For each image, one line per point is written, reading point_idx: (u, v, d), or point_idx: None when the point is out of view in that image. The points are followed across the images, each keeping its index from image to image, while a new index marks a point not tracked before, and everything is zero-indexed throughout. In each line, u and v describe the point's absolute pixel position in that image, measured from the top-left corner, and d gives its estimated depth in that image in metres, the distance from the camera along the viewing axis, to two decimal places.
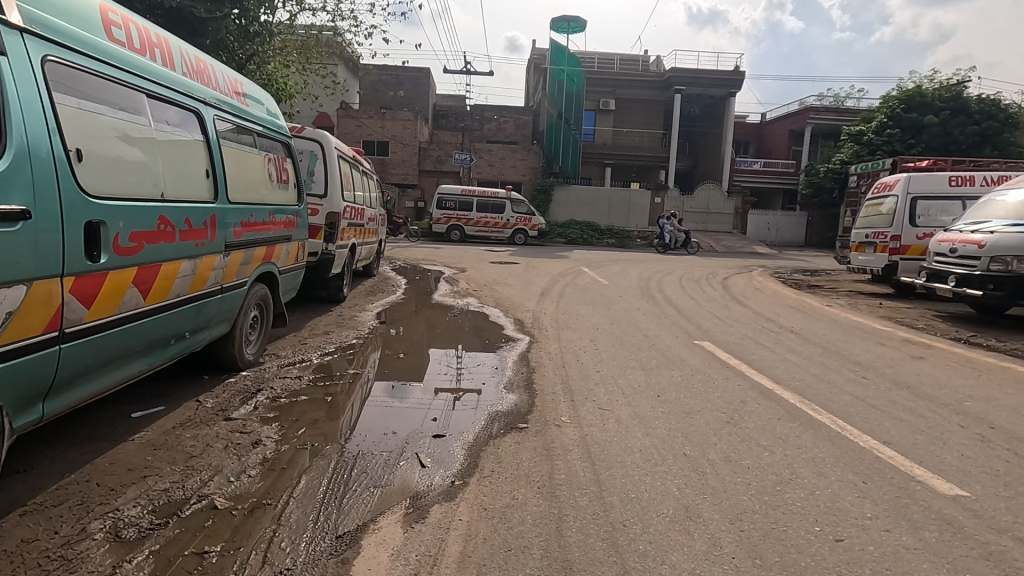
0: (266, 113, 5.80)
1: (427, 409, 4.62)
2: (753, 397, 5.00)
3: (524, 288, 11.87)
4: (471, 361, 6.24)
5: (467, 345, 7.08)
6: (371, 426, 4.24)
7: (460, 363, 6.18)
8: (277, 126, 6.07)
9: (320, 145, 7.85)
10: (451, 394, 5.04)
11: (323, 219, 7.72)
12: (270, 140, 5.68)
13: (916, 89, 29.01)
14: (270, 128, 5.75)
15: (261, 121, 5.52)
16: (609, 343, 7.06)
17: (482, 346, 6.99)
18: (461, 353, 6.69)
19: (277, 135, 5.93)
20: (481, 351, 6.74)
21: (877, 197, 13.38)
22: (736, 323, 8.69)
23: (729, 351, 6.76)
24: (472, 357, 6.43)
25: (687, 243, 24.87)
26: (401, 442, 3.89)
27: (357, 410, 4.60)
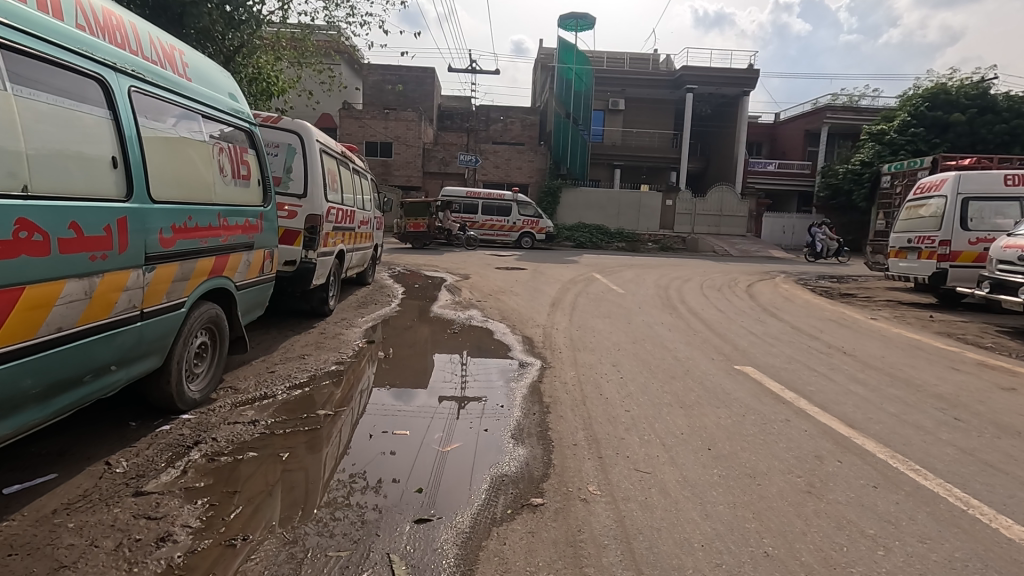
0: (222, 92, 4.73)
1: (416, 449, 3.86)
2: (829, 451, 3.92)
3: (531, 298, 10.80)
4: (473, 393, 5.17)
5: (470, 368, 6.02)
6: (365, 441, 3.98)
7: (461, 395, 5.14)
8: (239, 109, 5.00)
9: (300, 136, 6.82)
10: (456, 401, 4.95)
11: (302, 222, 6.69)
12: (227, 126, 4.62)
13: (940, 86, 27.82)
14: (227, 111, 4.68)
15: (214, 101, 4.46)
16: (634, 369, 5.98)
17: (486, 371, 5.92)
18: (462, 378, 5.65)
19: (238, 120, 4.87)
20: (486, 377, 5.68)
21: (920, 197, 12.23)
22: (775, 341, 7.57)
23: (778, 380, 5.69)
24: (475, 386, 5.36)
25: (840, 251, 23.45)
26: (368, 524, 2.85)
27: (342, 444, 3.92)
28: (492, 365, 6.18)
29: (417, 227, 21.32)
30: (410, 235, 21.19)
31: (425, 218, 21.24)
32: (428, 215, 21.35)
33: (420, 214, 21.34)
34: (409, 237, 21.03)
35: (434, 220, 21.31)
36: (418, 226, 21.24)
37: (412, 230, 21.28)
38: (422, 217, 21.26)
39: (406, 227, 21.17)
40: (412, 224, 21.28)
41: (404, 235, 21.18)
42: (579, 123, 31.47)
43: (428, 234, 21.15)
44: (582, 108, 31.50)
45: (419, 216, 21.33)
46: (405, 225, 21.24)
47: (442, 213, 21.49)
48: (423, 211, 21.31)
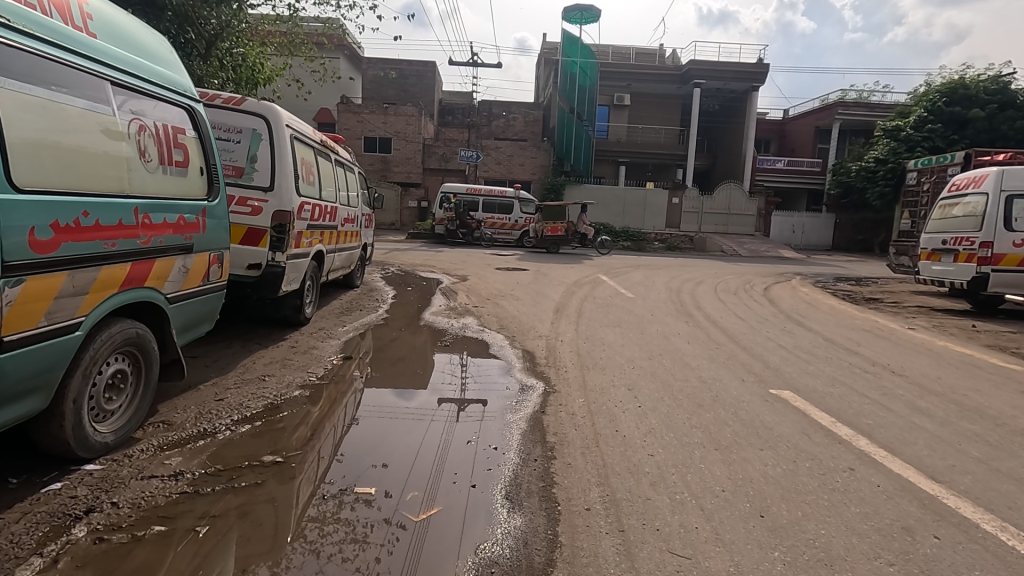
0: (146, 58, 3.80)
1: (396, 498, 3.16)
2: (918, 522, 3.01)
3: (533, 303, 9.90)
4: (463, 427, 4.26)
5: (462, 393, 5.10)
6: (346, 468, 3.51)
7: (449, 428, 4.24)
8: (173, 81, 4.07)
9: (266, 121, 5.90)
10: (455, 404, 4.81)
11: (269, 219, 5.79)
12: (153, 99, 3.70)
13: (958, 81, 26.88)
14: (154, 81, 3.76)
15: (132, 66, 3.54)
16: (653, 395, 5.07)
17: (481, 396, 4.99)
18: (452, 407, 4.74)
19: (171, 94, 3.95)
20: (481, 405, 4.74)
21: (955, 195, 11.34)
22: (810, 357, 6.65)
23: (827, 411, 4.78)
24: (466, 419, 4.43)
25: None
26: (355, 547, 2.68)
27: (292, 502, 3.07)
28: (489, 387, 5.26)
29: (554, 230, 21.23)
30: (547, 239, 21.17)
31: (563, 221, 21.12)
32: (566, 219, 21.23)
33: (557, 218, 21.27)
34: (546, 240, 21.01)
35: (572, 224, 21.17)
36: (556, 229, 21.14)
37: (549, 233, 21.23)
38: (560, 220, 21.16)
39: (543, 230, 21.15)
40: (550, 228, 21.23)
41: (541, 238, 21.20)
42: (583, 118, 30.47)
43: (565, 238, 21.06)
44: (586, 102, 30.51)
45: (557, 219, 21.26)
46: (543, 228, 21.24)
47: (580, 216, 21.33)
48: (561, 215, 21.24)
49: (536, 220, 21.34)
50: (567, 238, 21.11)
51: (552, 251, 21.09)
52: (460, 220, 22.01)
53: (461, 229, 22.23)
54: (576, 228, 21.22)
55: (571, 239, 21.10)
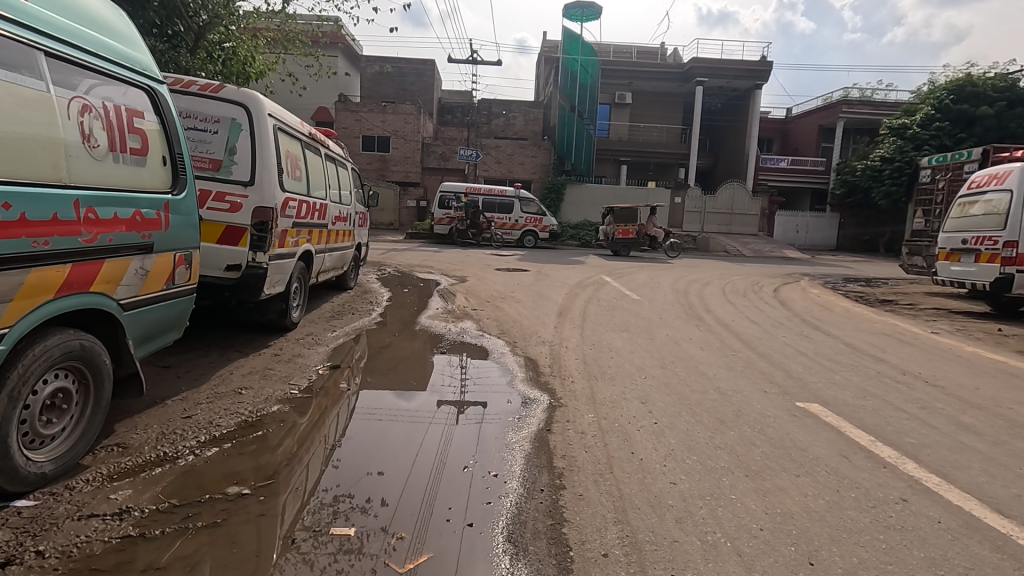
0: (90, 27, 3.27)
1: (381, 538, 2.72)
2: (996, 571, 2.56)
3: (535, 306, 9.43)
4: (460, 448, 3.79)
5: (459, 407, 4.61)
6: (327, 497, 3.08)
7: (443, 449, 3.78)
8: (126, 56, 3.54)
9: (247, 110, 5.40)
10: (455, 407, 4.63)
11: (249, 217, 5.32)
12: (96, 74, 3.17)
13: (966, 78, 26.42)
14: (99, 53, 3.23)
15: (69, 35, 3.02)
16: (670, 409, 4.60)
17: (481, 411, 4.50)
18: (448, 423, 4.26)
19: (121, 71, 3.42)
20: (479, 422, 4.27)
21: (974, 192, 10.90)
22: (833, 365, 6.17)
23: (862, 428, 4.33)
24: (462, 438, 3.97)
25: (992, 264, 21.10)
26: (348, 562, 2.52)
27: (257, 547, 2.61)
28: (489, 400, 4.78)
29: (624, 233, 21.25)
30: (618, 241, 21.18)
31: (634, 224, 21.18)
32: (637, 222, 21.27)
33: (628, 220, 21.33)
34: (617, 243, 21.02)
35: (644, 227, 21.19)
36: (626, 231, 21.18)
37: (620, 237, 21.27)
38: (631, 223, 21.20)
39: (614, 233, 21.20)
40: (620, 230, 21.28)
41: (612, 240, 21.22)
42: (584, 117, 30.00)
43: (638, 241, 21.04)
44: (587, 100, 30.04)
45: (628, 222, 21.30)
46: (614, 230, 21.25)
47: (650, 218, 21.34)
48: (633, 217, 21.30)
49: (608, 223, 21.39)
50: (637, 241, 21.08)
51: (623, 255, 21.08)
52: (471, 220, 21.34)
53: (471, 228, 21.52)
54: (647, 230, 21.18)
55: (642, 242, 21.06)
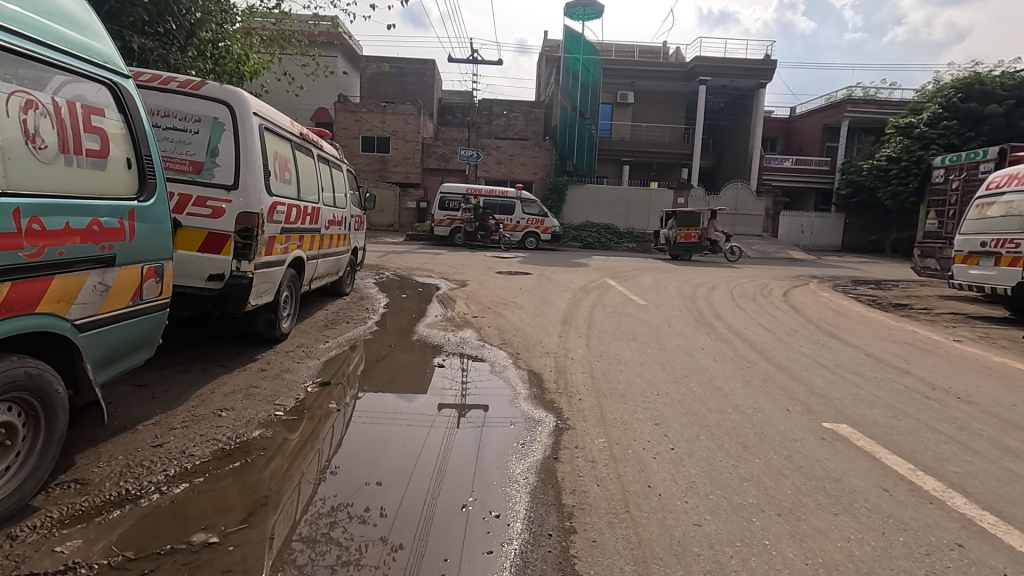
0: (37, 11, 2.89)
1: None
2: None
3: (538, 312, 9.07)
4: (457, 481, 3.43)
5: (455, 431, 4.24)
6: (307, 544, 2.74)
7: (438, 482, 3.42)
8: (80, 44, 3.15)
9: (230, 109, 5.03)
10: (456, 409, 4.73)
11: (232, 223, 4.96)
12: (42, 63, 2.78)
13: (973, 76, 26.02)
14: (49, 42, 2.87)
15: (10, 20, 2.64)
16: (687, 432, 4.23)
17: (480, 436, 4.13)
18: (444, 450, 3.89)
19: (74, 61, 3.03)
20: (477, 450, 3.90)
21: (992, 193, 10.53)
22: (856, 378, 5.80)
23: (898, 454, 3.96)
24: (459, 469, 3.60)
25: None
26: (348, 568, 2.57)
27: None
28: (489, 422, 4.41)
29: (688, 237, 20.53)
30: (679, 246, 20.58)
31: (697, 228, 20.54)
32: (699, 226, 20.61)
33: (689, 224, 20.69)
34: (679, 248, 20.40)
35: (707, 231, 20.53)
36: (688, 235, 20.54)
37: (681, 241, 20.65)
38: (694, 227, 20.55)
39: (677, 237, 20.59)
40: (682, 234, 20.65)
41: (673, 245, 20.62)
42: (585, 116, 29.62)
43: (700, 246, 20.39)
44: (589, 100, 29.67)
45: (690, 226, 20.67)
46: (675, 234, 20.62)
47: (712, 222, 20.67)
48: (695, 221, 20.64)
49: (669, 226, 20.77)
50: (699, 245, 20.43)
51: (684, 260, 20.47)
52: (481, 223, 20.94)
53: (481, 231, 21.14)
54: (710, 234, 20.50)
55: (705, 246, 20.41)
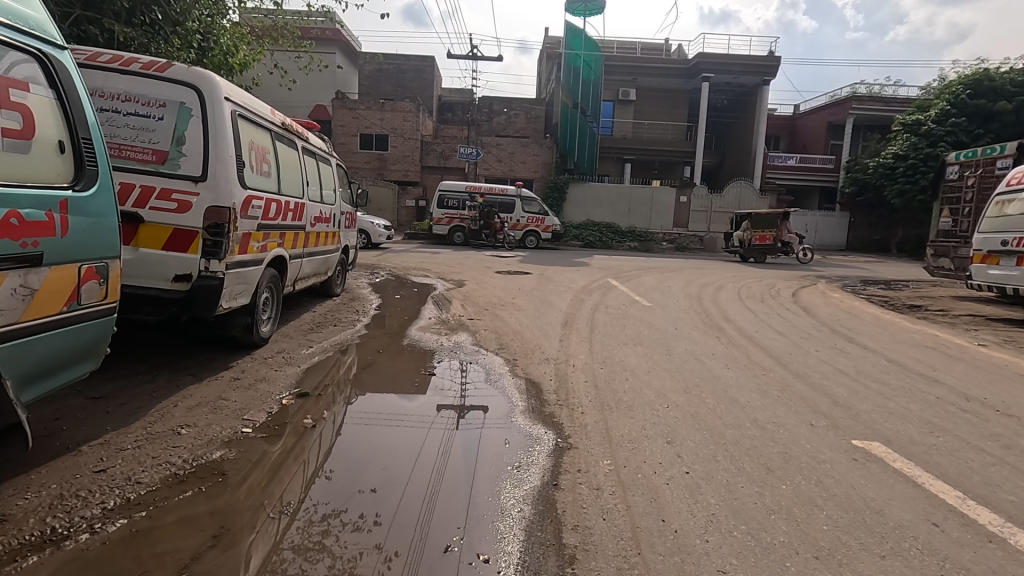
0: None
1: None
2: None
3: (538, 314, 8.62)
4: (445, 516, 2.97)
5: (448, 451, 3.76)
6: None
7: (422, 516, 2.95)
8: (2, 5, 2.68)
9: (199, 93, 4.58)
10: (455, 411, 4.54)
11: (200, 218, 4.51)
12: None
13: (982, 72, 25.52)
14: None
15: None
16: (702, 452, 3.78)
17: (475, 457, 3.66)
18: (433, 475, 3.42)
19: None
20: (471, 474, 3.43)
21: (1012, 190, 10.06)
22: (881, 388, 5.35)
23: (942, 478, 3.51)
24: (448, 500, 3.13)
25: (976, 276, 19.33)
26: None
27: None
28: (486, 440, 3.93)
29: (763, 240, 20.11)
30: (753, 248, 20.11)
31: (772, 230, 20.05)
32: (775, 228, 20.17)
33: (765, 226, 20.25)
34: (754, 249, 19.94)
35: (783, 233, 20.10)
36: (764, 237, 20.08)
37: (756, 243, 20.19)
38: (769, 229, 20.08)
39: (751, 239, 20.11)
40: (756, 236, 20.20)
41: (748, 247, 20.15)
42: (587, 113, 29.16)
43: (775, 248, 19.92)
44: (590, 97, 29.19)
45: (766, 227, 20.16)
46: (748, 236, 20.23)
47: (785, 223, 20.23)
48: (770, 223, 20.15)
49: (742, 228, 20.36)
50: (772, 247, 19.96)
51: (758, 262, 20.01)
52: (484, 220, 20.47)
53: (484, 229, 20.69)
54: (784, 236, 20.00)
55: (779, 248, 19.96)
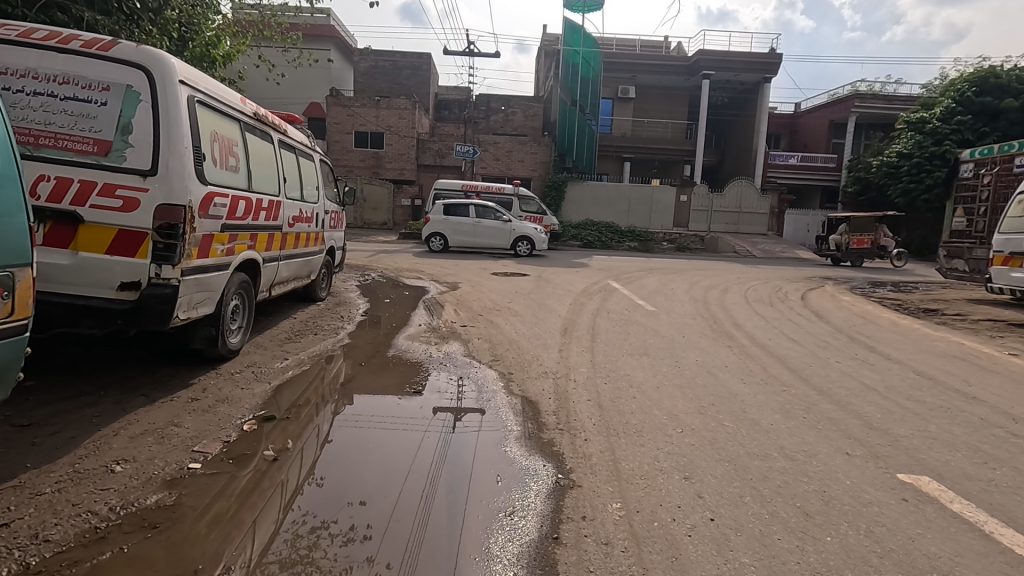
0: None
1: None
2: None
3: (536, 321, 8.08)
4: (429, 560, 2.58)
5: (437, 476, 3.39)
6: None
7: (413, 539, 2.74)
8: None
9: (148, 74, 4.03)
10: (452, 412, 4.45)
11: (149, 216, 3.95)
12: None
13: (988, 70, 25.12)
14: None
15: None
16: (726, 492, 3.24)
17: (466, 490, 3.23)
18: (421, 505, 3.06)
19: None
20: (461, 513, 2.99)
21: None
22: (916, 406, 4.83)
23: (1012, 524, 2.98)
24: (437, 532, 2.81)
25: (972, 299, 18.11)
26: None
27: None
28: (479, 470, 3.48)
29: (861, 243, 19.73)
30: (851, 251, 19.67)
31: (870, 233, 19.63)
32: (873, 232, 19.81)
33: (863, 229, 19.75)
34: (850, 253, 19.54)
35: (881, 237, 19.71)
36: (862, 241, 19.65)
37: (854, 246, 19.78)
38: (866, 232, 19.65)
39: (850, 242, 19.66)
40: (855, 240, 19.74)
41: (845, 250, 19.75)
42: (586, 111, 28.62)
43: (874, 251, 19.58)
44: (589, 95, 28.63)
45: (865, 231, 19.71)
46: (846, 240, 19.75)
47: (884, 226, 19.74)
48: (870, 226, 19.70)
49: (840, 231, 19.89)
50: (871, 251, 19.59)
51: (853, 265, 19.62)
52: None
53: None
54: (883, 240, 19.60)
55: (878, 253, 19.56)
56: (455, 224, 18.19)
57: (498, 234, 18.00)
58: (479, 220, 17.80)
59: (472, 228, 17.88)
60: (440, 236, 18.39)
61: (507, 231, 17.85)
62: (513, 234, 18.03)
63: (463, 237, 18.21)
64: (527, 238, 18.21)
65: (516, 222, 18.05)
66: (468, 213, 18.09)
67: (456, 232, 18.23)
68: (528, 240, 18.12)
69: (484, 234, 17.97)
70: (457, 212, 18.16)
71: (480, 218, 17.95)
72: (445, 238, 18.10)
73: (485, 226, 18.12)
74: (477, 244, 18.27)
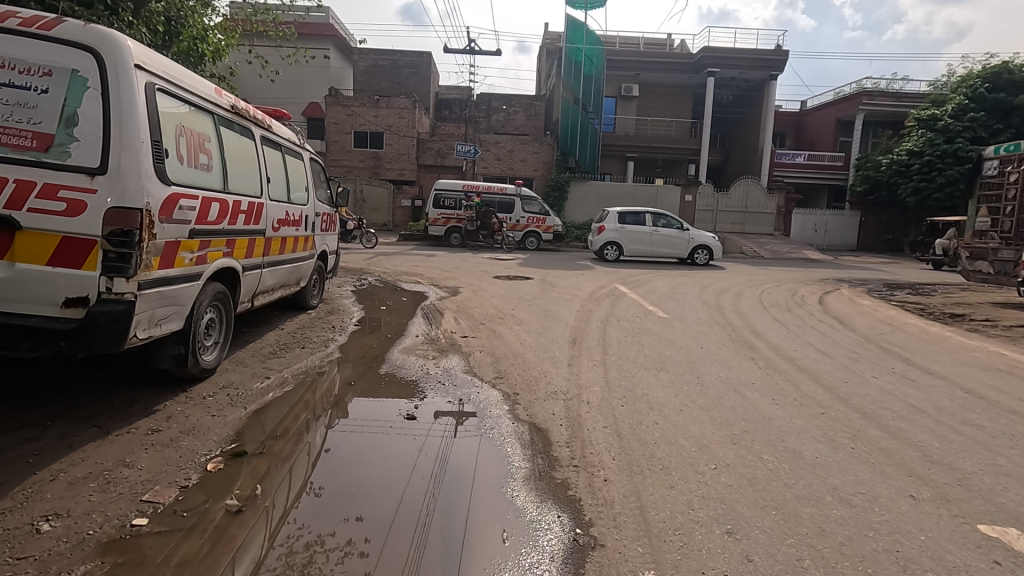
0: None
1: None
2: None
3: (543, 330, 7.52)
4: None
5: (434, 496, 3.15)
6: None
7: (410, 561, 2.57)
8: None
9: (98, 57, 3.49)
10: (454, 417, 4.35)
11: (97, 220, 3.40)
12: None
13: (1001, 65, 24.57)
14: None
15: None
16: (780, 552, 2.68)
17: (463, 525, 2.87)
18: (420, 525, 2.85)
19: None
20: (459, 544, 2.71)
21: None
22: (975, 432, 4.27)
23: None
24: (432, 564, 2.54)
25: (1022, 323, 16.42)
26: None
27: None
28: (479, 503, 3.09)
29: None
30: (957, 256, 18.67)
31: None
32: None
33: None
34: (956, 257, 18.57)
35: None
36: None
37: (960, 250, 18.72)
38: None
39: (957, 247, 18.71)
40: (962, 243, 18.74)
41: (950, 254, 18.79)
42: (589, 110, 28.05)
43: None
44: (592, 93, 28.05)
45: None
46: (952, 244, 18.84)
47: None
48: None
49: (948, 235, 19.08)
50: None
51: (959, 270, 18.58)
52: (482, 220, 19.42)
53: (482, 230, 19.63)
54: None
55: None
56: (631, 232, 16.74)
57: (676, 243, 16.71)
58: (658, 227, 16.47)
59: (652, 237, 16.45)
60: (615, 246, 16.86)
61: (686, 240, 16.56)
62: (694, 244, 16.71)
63: (641, 247, 16.73)
64: (706, 248, 16.87)
65: (693, 231, 16.78)
66: (644, 220, 16.69)
67: (633, 242, 16.76)
68: (707, 249, 16.81)
69: (660, 243, 16.67)
70: (632, 219, 16.70)
71: (659, 226, 16.58)
72: (622, 248, 16.64)
73: (663, 235, 16.73)
74: (655, 256, 16.90)
